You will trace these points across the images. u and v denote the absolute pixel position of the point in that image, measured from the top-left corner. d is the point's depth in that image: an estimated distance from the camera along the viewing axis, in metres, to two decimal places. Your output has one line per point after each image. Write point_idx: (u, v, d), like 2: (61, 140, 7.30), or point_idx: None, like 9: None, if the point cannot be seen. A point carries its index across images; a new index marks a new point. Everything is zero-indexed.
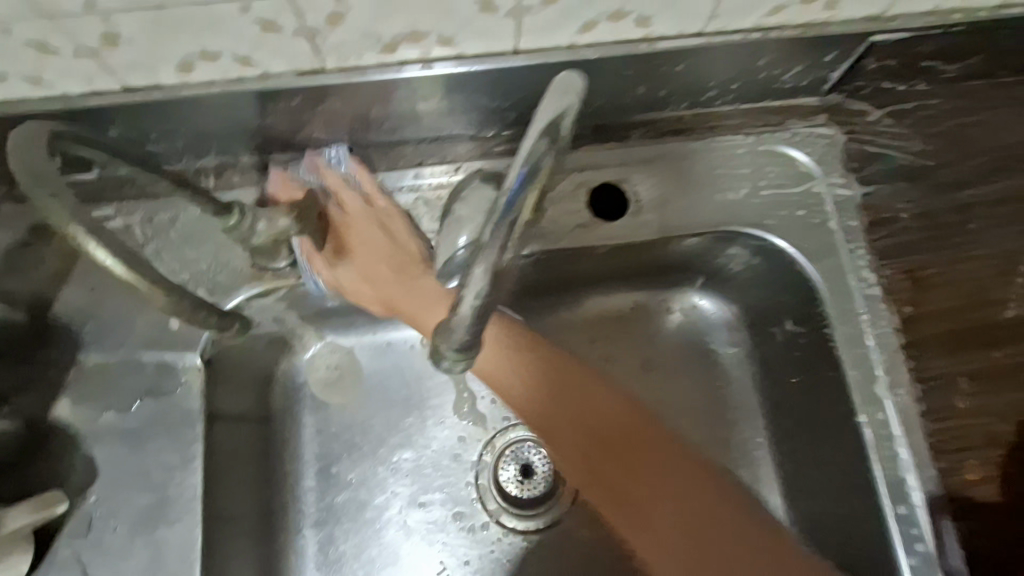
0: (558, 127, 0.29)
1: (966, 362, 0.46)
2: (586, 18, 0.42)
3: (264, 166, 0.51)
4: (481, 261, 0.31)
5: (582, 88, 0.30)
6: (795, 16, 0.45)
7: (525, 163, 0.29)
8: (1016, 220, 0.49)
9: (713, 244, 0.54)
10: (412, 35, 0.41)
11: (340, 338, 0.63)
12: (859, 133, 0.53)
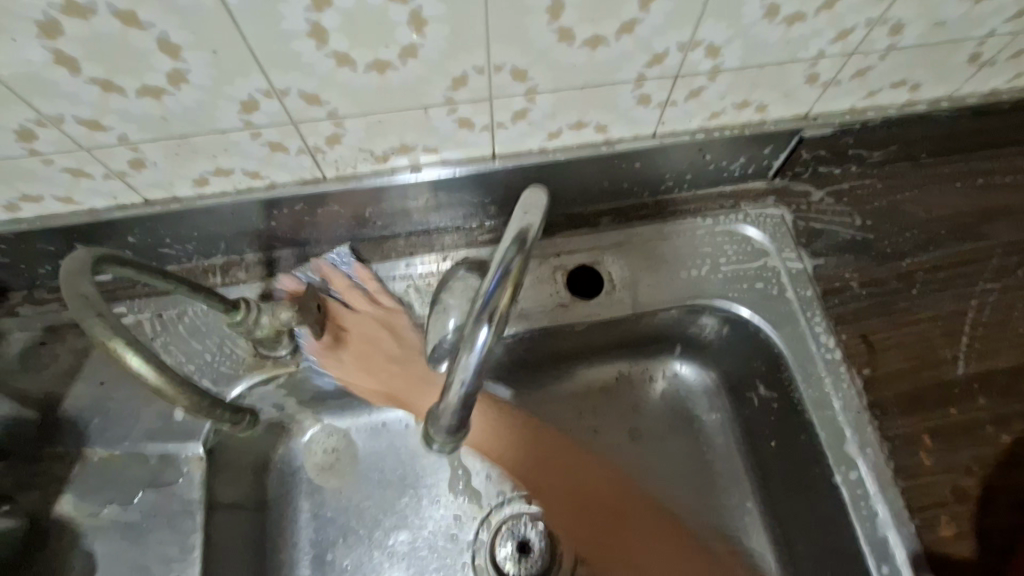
0: (525, 236, 0.35)
1: (926, 419, 0.50)
2: (551, 129, 0.49)
3: (269, 262, 0.56)
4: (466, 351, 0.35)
5: (545, 204, 0.36)
6: (733, 118, 0.52)
7: (500, 266, 0.34)
8: (952, 285, 0.56)
9: (684, 316, 0.59)
10: (401, 148, 0.47)
11: (336, 420, 0.65)
12: (805, 211, 0.59)
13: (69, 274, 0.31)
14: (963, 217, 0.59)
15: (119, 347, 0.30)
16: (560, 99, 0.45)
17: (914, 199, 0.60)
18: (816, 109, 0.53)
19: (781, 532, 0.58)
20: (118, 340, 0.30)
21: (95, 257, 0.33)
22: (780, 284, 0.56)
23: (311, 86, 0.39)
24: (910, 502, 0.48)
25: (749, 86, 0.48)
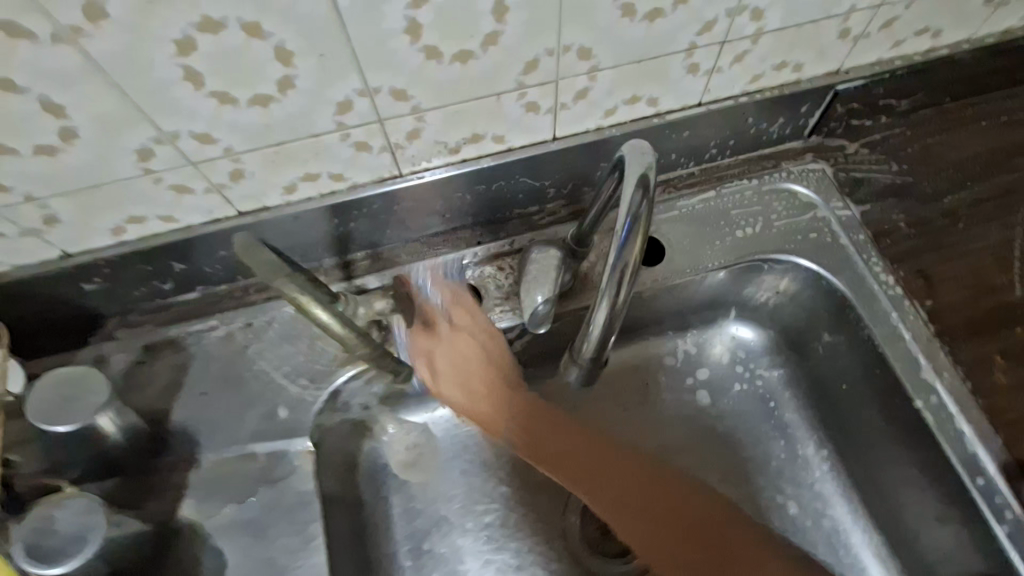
0: (645, 179, 0.40)
1: (993, 342, 0.53)
2: (608, 106, 0.52)
3: (345, 265, 0.59)
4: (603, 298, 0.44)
5: (649, 147, 0.41)
6: (771, 81, 0.55)
7: (629, 215, 0.40)
8: (995, 216, 0.59)
9: (742, 276, 0.61)
10: (472, 137, 0.50)
11: (411, 416, 0.67)
12: (843, 164, 0.62)
13: (245, 249, 0.42)
14: (991, 154, 0.62)
15: (308, 302, 0.43)
16: (618, 74, 0.48)
17: (944, 142, 0.63)
18: (848, 63, 0.56)
19: (860, 472, 0.60)
20: (305, 297, 0.43)
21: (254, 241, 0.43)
22: (832, 232, 0.59)
23: (401, 82, 0.42)
24: (991, 419, 0.50)
25: (789, 46, 0.51)
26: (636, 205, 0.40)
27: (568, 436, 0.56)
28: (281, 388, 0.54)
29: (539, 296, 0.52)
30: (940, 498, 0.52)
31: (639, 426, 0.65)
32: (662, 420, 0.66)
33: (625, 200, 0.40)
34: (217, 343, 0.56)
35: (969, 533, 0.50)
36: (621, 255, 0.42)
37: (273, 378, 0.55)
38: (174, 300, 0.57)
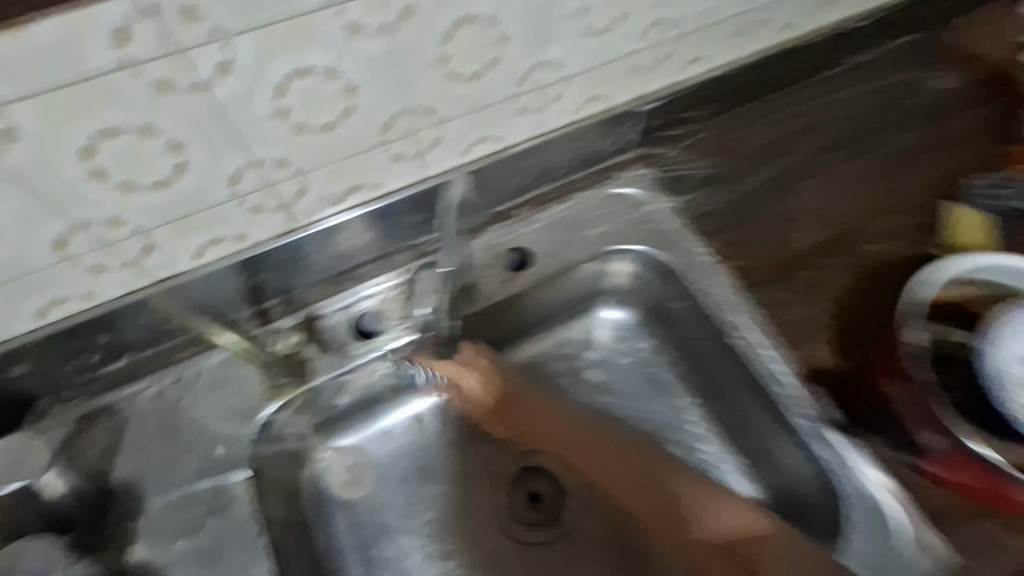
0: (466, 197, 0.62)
1: (785, 284, 0.68)
2: (463, 146, 0.64)
3: (262, 313, 0.67)
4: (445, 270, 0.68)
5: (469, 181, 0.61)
6: (591, 110, 0.69)
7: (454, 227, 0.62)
8: (780, 189, 0.75)
9: (600, 266, 0.75)
10: (353, 188, 0.61)
11: (341, 440, 0.74)
12: (663, 167, 0.78)
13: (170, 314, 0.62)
14: (775, 142, 0.79)
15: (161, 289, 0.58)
16: (463, 121, 0.60)
17: (738, 138, 0.79)
18: (648, 89, 0.71)
19: (720, 411, 0.74)
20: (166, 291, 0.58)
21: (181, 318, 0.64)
22: (662, 222, 0.74)
23: (281, 152, 0.52)
24: (789, 343, 0.65)
25: (595, 83, 0.66)
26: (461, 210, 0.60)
27: (554, 427, 0.69)
28: (217, 427, 0.61)
29: (424, 307, 0.68)
30: (763, 412, 0.67)
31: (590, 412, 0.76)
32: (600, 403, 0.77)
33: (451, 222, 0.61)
34: (150, 402, 0.62)
35: (783, 431, 0.64)
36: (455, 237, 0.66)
37: (208, 423, 0.61)
38: (101, 372, 0.62)
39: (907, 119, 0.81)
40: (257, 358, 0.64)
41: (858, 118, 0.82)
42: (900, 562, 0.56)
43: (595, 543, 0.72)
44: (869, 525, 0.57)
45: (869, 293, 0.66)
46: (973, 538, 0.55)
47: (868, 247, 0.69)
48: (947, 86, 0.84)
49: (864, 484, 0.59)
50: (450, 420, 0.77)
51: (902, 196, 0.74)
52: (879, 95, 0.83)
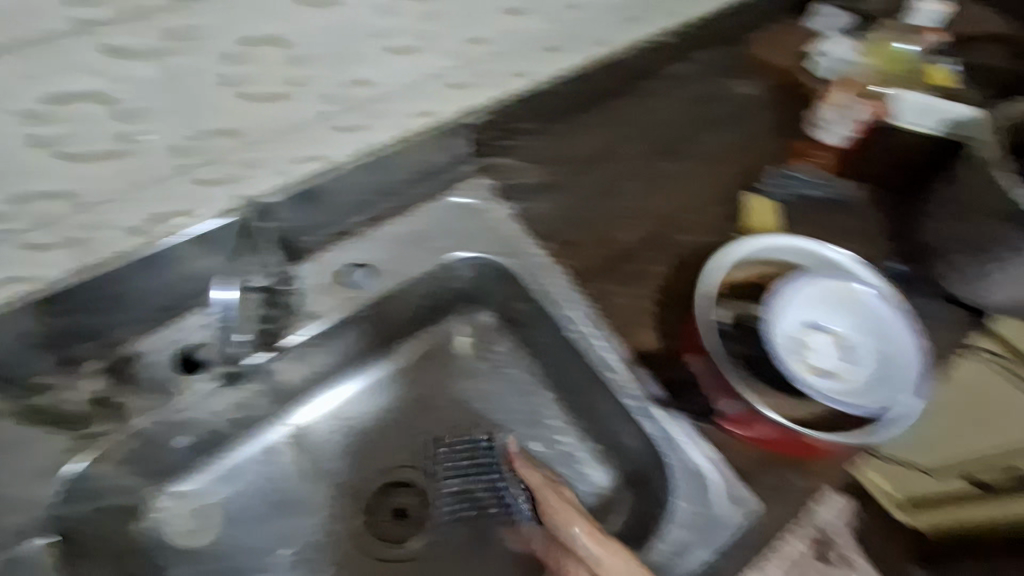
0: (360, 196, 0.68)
1: (612, 278, 0.73)
2: (279, 168, 0.62)
3: (68, 360, 0.61)
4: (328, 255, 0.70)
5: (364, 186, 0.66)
6: (415, 125, 0.70)
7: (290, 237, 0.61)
8: (606, 191, 0.81)
9: (443, 273, 0.75)
10: (155, 218, 0.58)
11: (184, 484, 0.70)
12: (502, 175, 0.80)
13: None
14: (603, 149, 0.84)
15: None
16: (273, 143, 0.59)
17: (573, 143, 0.83)
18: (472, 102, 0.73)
19: (572, 403, 0.77)
20: None
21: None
22: (501, 227, 0.76)
23: (54, 186, 0.49)
24: (619, 332, 0.69)
25: (412, 100, 0.67)
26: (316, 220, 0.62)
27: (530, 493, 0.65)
28: (11, 493, 0.56)
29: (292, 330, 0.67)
30: (602, 398, 0.70)
31: (455, 418, 0.79)
32: (464, 407, 0.80)
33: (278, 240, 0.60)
34: None
35: (614, 413, 0.69)
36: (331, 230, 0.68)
37: (7, 489, 0.56)
38: None
39: (716, 122, 0.91)
40: (64, 409, 0.60)
41: (675, 122, 0.89)
42: (722, 526, 0.60)
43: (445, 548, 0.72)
44: (692, 494, 0.61)
45: (683, 281, 0.73)
46: (778, 495, 0.62)
47: (681, 238, 0.77)
48: (746, 91, 0.95)
49: (687, 455, 0.63)
50: (306, 447, 0.75)
51: (709, 192, 0.83)
52: (693, 101, 0.92)
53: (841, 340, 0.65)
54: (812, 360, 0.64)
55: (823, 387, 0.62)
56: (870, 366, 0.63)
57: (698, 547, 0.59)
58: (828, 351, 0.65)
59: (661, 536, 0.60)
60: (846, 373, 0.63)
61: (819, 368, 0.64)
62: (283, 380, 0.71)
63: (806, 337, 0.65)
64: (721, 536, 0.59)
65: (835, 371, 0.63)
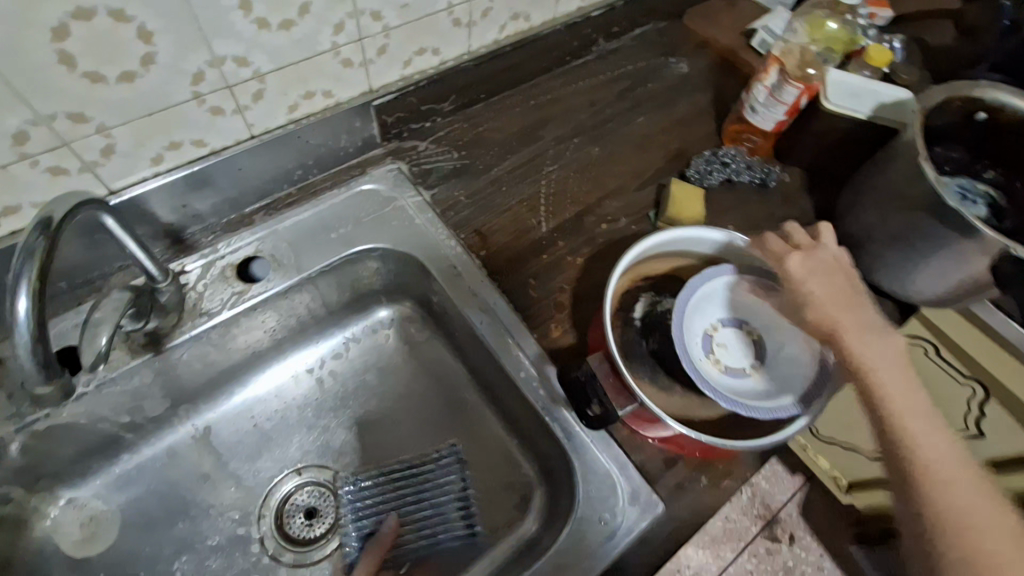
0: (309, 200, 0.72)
1: (527, 270, 0.70)
2: (151, 155, 0.57)
3: None
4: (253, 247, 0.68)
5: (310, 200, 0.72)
6: (309, 108, 0.66)
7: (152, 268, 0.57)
8: (526, 176, 0.77)
9: (352, 264, 0.71)
10: (5, 211, 0.52)
11: (76, 493, 0.66)
12: (414, 160, 0.76)
13: None
14: (524, 130, 0.81)
15: None
16: (134, 128, 0.54)
17: (489, 128, 0.80)
18: (375, 83, 0.69)
19: (490, 398, 0.75)
20: None
21: None
22: (410, 215, 0.72)
23: None
24: (529, 326, 0.67)
25: (300, 80, 0.62)
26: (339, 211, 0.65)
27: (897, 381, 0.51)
28: None
29: (185, 332, 0.62)
30: (512, 395, 0.67)
31: (384, 410, 0.76)
32: (395, 397, 0.77)
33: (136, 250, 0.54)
34: None
35: (524, 410, 0.66)
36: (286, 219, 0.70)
37: None
38: None
39: (645, 102, 0.88)
40: None
41: (603, 102, 0.86)
42: (623, 530, 0.56)
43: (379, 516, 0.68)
44: (593, 498, 0.58)
45: (599, 272, 0.71)
46: (685, 496, 0.59)
47: (602, 226, 0.74)
48: (680, 70, 0.92)
49: (592, 457, 0.60)
50: (210, 448, 0.71)
51: (633, 175, 0.80)
52: (621, 80, 0.89)
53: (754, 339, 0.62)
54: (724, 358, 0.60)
55: (731, 389, 0.58)
56: (782, 367, 0.60)
57: (598, 553, 0.56)
58: (739, 350, 0.61)
59: (561, 542, 0.56)
60: (757, 373, 0.60)
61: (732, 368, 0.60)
62: (175, 381, 0.67)
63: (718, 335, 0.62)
64: (619, 540, 0.56)
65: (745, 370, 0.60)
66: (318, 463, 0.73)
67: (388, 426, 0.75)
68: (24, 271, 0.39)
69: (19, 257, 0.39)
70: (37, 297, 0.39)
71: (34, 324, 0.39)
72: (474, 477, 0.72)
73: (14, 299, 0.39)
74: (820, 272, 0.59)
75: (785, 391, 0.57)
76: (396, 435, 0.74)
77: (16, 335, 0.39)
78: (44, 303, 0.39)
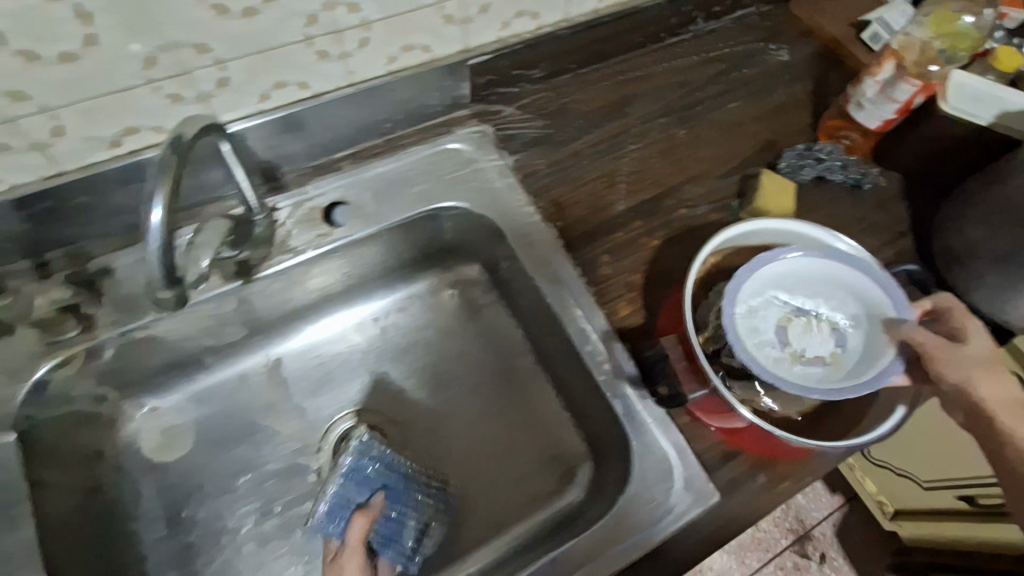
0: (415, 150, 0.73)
1: (601, 244, 0.70)
2: (258, 93, 0.60)
3: (41, 266, 0.61)
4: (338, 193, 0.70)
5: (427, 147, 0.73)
6: (406, 60, 0.67)
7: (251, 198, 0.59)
8: (609, 151, 0.76)
9: (430, 221, 0.73)
10: (126, 130, 0.56)
11: (158, 402, 0.71)
12: (499, 124, 0.76)
13: None
14: (611, 104, 0.79)
15: None
16: (248, 64, 0.56)
17: (577, 98, 0.79)
18: (471, 42, 0.69)
19: (548, 369, 0.75)
20: None
21: None
22: (490, 178, 0.73)
23: (12, 84, 0.47)
24: (600, 301, 0.66)
25: (402, 33, 0.63)
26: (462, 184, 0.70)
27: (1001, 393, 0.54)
28: None
29: (271, 266, 0.65)
30: (573, 366, 0.68)
31: (440, 366, 0.78)
32: (453, 355, 0.79)
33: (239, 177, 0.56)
34: None
35: (584, 384, 0.67)
36: (386, 167, 0.72)
37: None
38: None
39: (740, 88, 0.84)
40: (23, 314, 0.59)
41: (695, 84, 0.83)
42: (674, 512, 0.56)
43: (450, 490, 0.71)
44: (648, 479, 0.58)
45: (674, 257, 0.69)
46: (740, 490, 0.58)
47: (681, 210, 0.73)
48: (781, 58, 0.88)
49: (652, 438, 0.59)
50: (279, 380, 0.75)
51: (718, 163, 0.77)
52: (716, 63, 0.85)
53: (830, 359, 0.56)
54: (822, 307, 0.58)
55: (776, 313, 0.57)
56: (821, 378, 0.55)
57: (647, 530, 0.56)
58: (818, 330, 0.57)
59: (609, 515, 0.57)
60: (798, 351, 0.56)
61: (799, 319, 0.57)
62: (252, 312, 0.70)
63: (836, 311, 0.58)
64: (667, 523, 0.56)
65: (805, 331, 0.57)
66: (372, 409, 0.75)
67: (444, 384, 0.77)
68: (158, 184, 0.41)
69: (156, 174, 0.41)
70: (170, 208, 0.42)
71: (163, 233, 0.42)
72: (523, 442, 0.74)
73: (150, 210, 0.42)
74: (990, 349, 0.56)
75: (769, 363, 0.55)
76: (451, 395, 0.77)
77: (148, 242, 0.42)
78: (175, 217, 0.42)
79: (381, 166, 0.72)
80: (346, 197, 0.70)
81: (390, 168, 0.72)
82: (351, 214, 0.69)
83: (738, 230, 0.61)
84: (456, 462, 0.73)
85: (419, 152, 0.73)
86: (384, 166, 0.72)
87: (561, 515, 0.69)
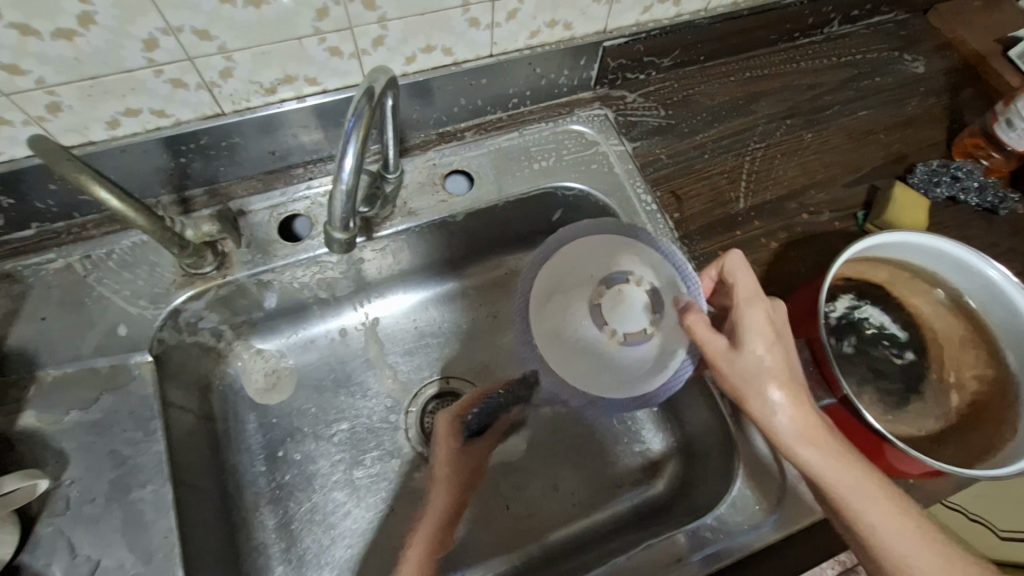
0: (538, 128, 0.74)
1: (718, 242, 0.69)
2: (406, 55, 0.61)
3: (183, 200, 0.65)
4: (459, 162, 0.71)
5: (548, 126, 0.74)
6: (548, 36, 0.67)
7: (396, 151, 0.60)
8: (732, 148, 0.75)
9: (545, 201, 0.73)
10: (286, 78, 0.58)
11: (264, 344, 0.74)
12: (622, 109, 0.76)
13: (70, 190, 0.59)
14: (737, 100, 0.78)
15: (89, 158, 0.56)
16: (407, 24, 0.57)
17: (703, 91, 0.78)
18: (612, 24, 0.68)
19: None
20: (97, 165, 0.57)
21: (87, 202, 0.61)
22: (609, 163, 0.72)
23: (201, 22, 0.49)
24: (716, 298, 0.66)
25: (552, 8, 0.63)
26: (587, 170, 0.72)
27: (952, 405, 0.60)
28: (117, 308, 0.59)
29: (396, 222, 0.67)
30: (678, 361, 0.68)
31: None
32: None
33: (388, 134, 0.57)
34: (56, 274, 0.60)
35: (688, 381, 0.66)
36: (508, 140, 0.73)
37: (112, 301, 0.60)
38: (5, 237, 0.61)
39: (870, 96, 0.80)
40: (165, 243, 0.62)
41: (824, 88, 0.80)
42: (777, 516, 0.57)
43: (536, 469, 0.72)
44: (752, 482, 0.59)
45: (792, 263, 0.68)
46: None
47: (802, 216, 0.71)
48: (916, 70, 0.83)
49: (757, 442, 0.60)
50: (376, 338, 0.77)
51: (843, 171, 0.75)
52: (846, 69, 0.82)
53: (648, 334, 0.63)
54: (633, 284, 0.65)
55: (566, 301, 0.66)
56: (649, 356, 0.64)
57: (749, 532, 0.56)
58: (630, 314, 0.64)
59: (713, 512, 0.57)
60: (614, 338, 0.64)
61: (608, 293, 0.65)
62: (363, 270, 0.72)
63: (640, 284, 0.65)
64: (771, 528, 0.56)
65: (606, 316, 0.64)
66: (466, 379, 0.77)
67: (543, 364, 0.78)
68: (353, 130, 0.44)
69: (350, 116, 0.44)
70: (360, 147, 0.45)
71: (354, 174, 0.46)
72: (613, 430, 0.74)
73: (343, 148, 0.44)
74: (783, 341, 0.54)
75: (591, 340, 0.64)
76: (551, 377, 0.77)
77: (340, 179, 0.46)
78: (361, 158, 0.45)
79: (503, 140, 0.73)
80: (469, 165, 0.71)
81: (508, 142, 0.72)
82: (472, 183, 0.70)
83: (880, 240, 0.59)
84: (543, 441, 0.73)
85: (541, 129, 0.74)
86: (504, 140, 0.73)
87: (645, 505, 0.70)
